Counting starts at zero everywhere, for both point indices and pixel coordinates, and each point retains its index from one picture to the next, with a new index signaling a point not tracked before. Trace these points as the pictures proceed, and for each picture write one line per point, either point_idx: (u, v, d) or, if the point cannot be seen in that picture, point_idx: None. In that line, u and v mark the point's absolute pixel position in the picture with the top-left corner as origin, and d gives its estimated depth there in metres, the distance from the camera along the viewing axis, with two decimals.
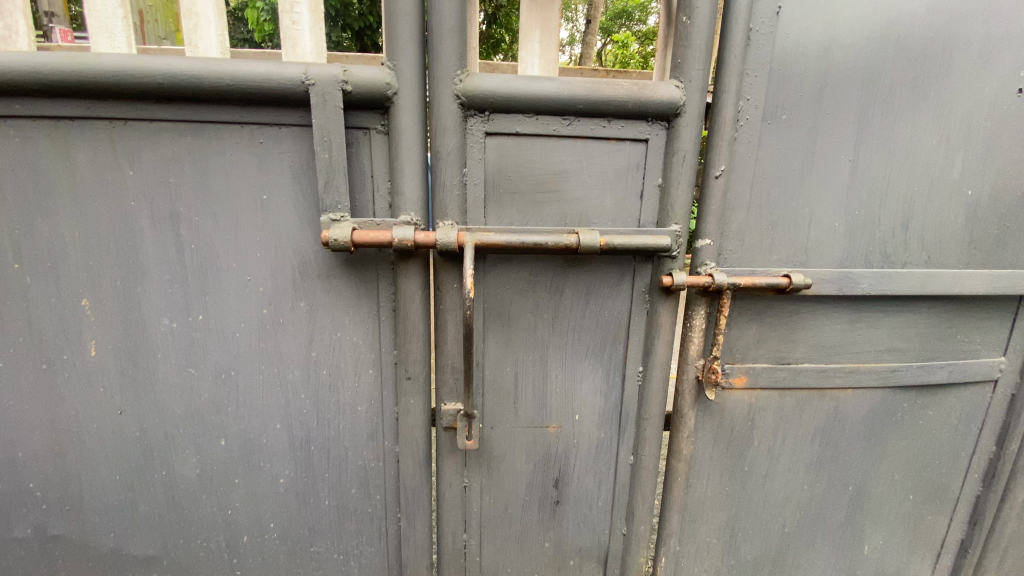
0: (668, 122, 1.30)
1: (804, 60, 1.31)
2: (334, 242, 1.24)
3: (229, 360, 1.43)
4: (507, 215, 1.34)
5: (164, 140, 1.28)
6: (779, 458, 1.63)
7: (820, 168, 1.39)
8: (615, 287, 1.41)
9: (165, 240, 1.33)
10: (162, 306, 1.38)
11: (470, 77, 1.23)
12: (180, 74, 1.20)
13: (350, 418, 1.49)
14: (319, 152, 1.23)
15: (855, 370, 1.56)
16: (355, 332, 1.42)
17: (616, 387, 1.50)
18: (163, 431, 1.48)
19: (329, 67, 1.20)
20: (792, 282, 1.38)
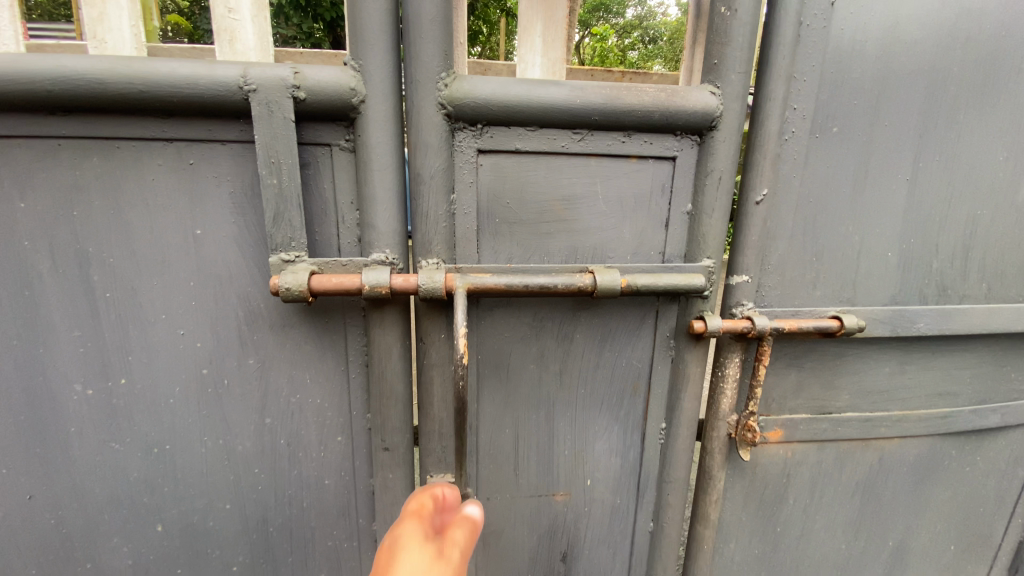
0: (701, 136, 1.07)
1: (861, 62, 1.09)
2: (286, 291, 0.97)
3: (162, 431, 1.15)
4: (505, 251, 1.09)
5: (64, 162, 0.99)
6: (815, 516, 1.43)
7: (873, 189, 1.17)
8: (634, 334, 1.18)
9: (73, 288, 1.05)
10: (73, 369, 1.09)
11: (457, 82, 0.98)
12: (76, 78, 0.91)
13: (316, 494, 1.23)
14: (264, 176, 0.96)
15: (903, 418, 1.36)
16: (319, 393, 1.16)
17: (635, 447, 1.27)
18: (82, 519, 1.19)
19: (275, 69, 0.93)
20: (844, 325, 1.17)
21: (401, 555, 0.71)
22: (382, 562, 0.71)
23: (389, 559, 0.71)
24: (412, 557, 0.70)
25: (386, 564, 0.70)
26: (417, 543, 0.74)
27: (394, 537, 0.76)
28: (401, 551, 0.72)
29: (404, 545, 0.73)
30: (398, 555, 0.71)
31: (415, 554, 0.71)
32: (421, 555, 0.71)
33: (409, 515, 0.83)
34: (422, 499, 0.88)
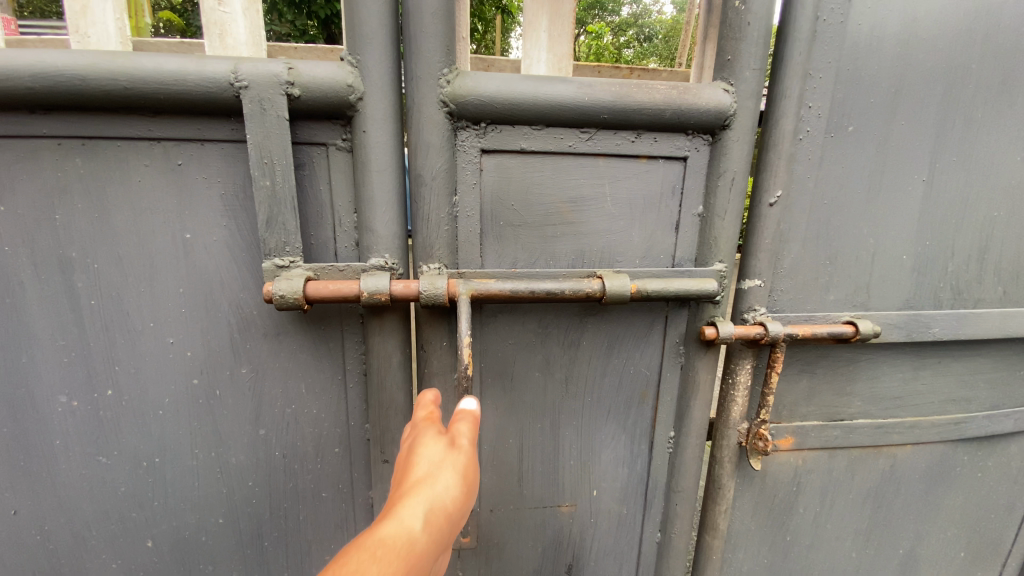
0: (713, 135, 1.03)
1: (879, 58, 1.05)
2: (280, 298, 0.92)
3: (152, 444, 1.10)
4: (509, 255, 1.05)
5: (44, 163, 0.94)
6: (826, 525, 1.40)
7: (890, 191, 1.13)
8: (643, 340, 1.14)
9: (56, 295, 1.00)
10: (56, 380, 1.04)
11: (460, 78, 0.93)
12: (56, 73, 0.86)
13: (313, 506, 1.18)
14: (257, 178, 0.91)
15: (915, 424, 1.33)
16: (316, 403, 1.12)
17: (642, 456, 1.23)
18: (65, 537, 1.13)
19: (268, 65, 0.88)
20: (859, 331, 1.14)
21: (418, 450, 0.76)
22: (402, 459, 0.77)
23: (408, 455, 0.77)
24: (427, 450, 0.76)
25: (406, 460, 0.76)
26: (431, 438, 0.78)
27: (412, 437, 0.81)
28: (418, 447, 0.77)
29: (420, 441, 0.78)
30: (415, 451, 0.77)
31: (430, 447, 0.76)
32: (436, 447, 0.76)
33: (421, 416, 0.86)
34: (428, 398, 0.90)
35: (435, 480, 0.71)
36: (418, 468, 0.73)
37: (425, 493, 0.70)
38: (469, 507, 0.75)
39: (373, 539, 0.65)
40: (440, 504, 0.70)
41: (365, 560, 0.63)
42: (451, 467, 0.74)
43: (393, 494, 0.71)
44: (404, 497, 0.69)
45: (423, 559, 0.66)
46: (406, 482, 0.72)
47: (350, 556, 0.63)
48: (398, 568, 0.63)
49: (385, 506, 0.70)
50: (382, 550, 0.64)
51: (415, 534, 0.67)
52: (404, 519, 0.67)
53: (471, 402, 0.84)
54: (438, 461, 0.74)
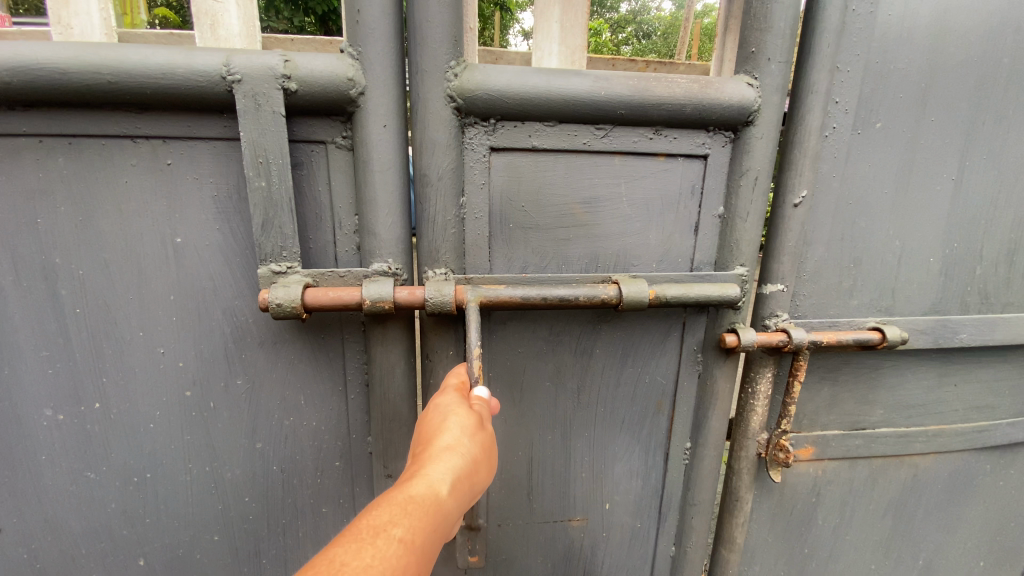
0: (735, 132, 0.97)
1: (910, 51, 1.00)
2: (276, 306, 0.86)
3: (143, 459, 1.04)
4: (519, 260, 0.99)
5: (24, 163, 0.88)
6: (845, 536, 1.34)
7: (919, 190, 1.08)
8: (659, 348, 1.08)
9: (39, 303, 0.94)
10: (41, 393, 0.98)
11: (468, 71, 0.88)
12: (33, 66, 0.79)
13: (313, 523, 1.13)
14: (251, 179, 0.85)
15: (939, 433, 1.28)
16: (315, 415, 1.06)
17: (657, 468, 1.18)
18: (50, 559, 1.07)
19: (263, 57, 0.82)
20: (886, 337, 1.09)
21: (447, 414, 0.74)
22: (427, 420, 0.74)
23: (435, 417, 0.74)
24: (456, 417, 0.73)
25: (434, 421, 0.73)
26: (459, 406, 0.75)
27: (439, 401, 0.78)
28: (446, 411, 0.74)
29: (448, 406, 0.75)
30: (443, 415, 0.73)
31: (459, 413, 0.74)
32: (464, 415, 0.74)
33: (451, 384, 0.83)
34: (459, 370, 0.87)
35: (465, 447, 0.68)
36: (447, 434, 0.69)
37: (454, 458, 0.67)
38: (490, 474, 0.74)
39: (404, 495, 0.63)
40: (468, 469, 0.68)
41: (395, 513, 0.62)
42: (479, 436, 0.72)
43: (421, 454, 0.68)
44: (434, 459, 0.66)
45: (449, 518, 0.66)
46: (435, 445, 0.68)
47: (380, 509, 0.62)
48: (426, 523, 0.63)
49: (414, 465, 0.67)
50: (413, 506, 0.63)
51: (444, 495, 0.65)
52: (434, 480, 0.64)
53: (485, 389, 0.78)
54: (467, 428, 0.71)
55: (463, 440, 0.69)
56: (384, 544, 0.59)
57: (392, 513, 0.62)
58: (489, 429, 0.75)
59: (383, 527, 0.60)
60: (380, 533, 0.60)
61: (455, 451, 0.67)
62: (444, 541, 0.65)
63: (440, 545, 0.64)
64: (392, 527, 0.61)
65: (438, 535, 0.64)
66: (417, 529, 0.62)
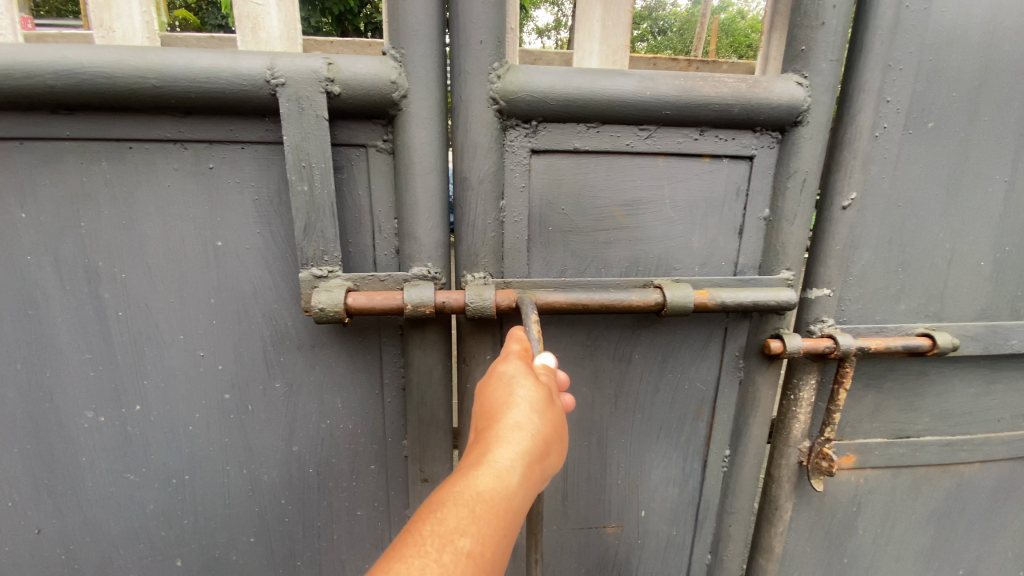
0: (783, 132, 0.95)
1: (965, 47, 0.96)
2: (320, 311, 0.86)
3: (182, 461, 1.05)
4: (559, 263, 0.98)
5: (68, 168, 0.88)
6: (886, 547, 1.30)
7: (972, 191, 1.04)
8: (699, 354, 1.06)
9: (82, 306, 0.94)
10: (83, 395, 0.99)
11: (511, 72, 0.86)
12: (80, 72, 0.80)
13: (347, 526, 1.12)
14: (294, 182, 0.85)
15: (986, 441, 1.24)
16: (351, 419, 1.06)
17: (695, 475, 1.16)
18: (91, 558, 1.08)
19: (306, 60, 0.82)
20: (937, 345, 1.06)
21: (512, 389, 0.69)
22: (491, 393, 0.70)
23: (500, 390, 0.70)
24: (523, 393, 0.68)
25: (498, 395, 0.69)
26: (524, 379, 0.70)
27: (502, 371, 0.72)
28: (511, 385, 0.69)
29: (513, 380, 0.70)
30: (509, 388, 0.69)
31: (526, 388, 0.69)
32: (532, 389, 0.69)
33: (513, 352, 0.76)
34: (519, 334, 0.81)
35: (530, 431, 0.65)
36: (514, 411, 0.66)
37: (521, 442, 0.64)
38: (560, 454, 0.70)
39: (470, 494, 0.60)
40: (535, 456, 0.65)
41: (462, 518, 0.59)
42: (548, 416, 0.67)
43: (485, 438, 0.65)
44: (499, 444, 0.64)
45: (517, 513, 0.63)
46: (500, 425, 0.65)
47: (447, 513, 0.59)
48: (493, 528, 0.60)
49: (478, 450, 0.64)
50: (480, 508, 0.60)
51: (512, 491, 0.62)
52: (501, 470, 0.62)
53: (550, 357, 0.76)
54: (535, 407, 0.67)
55: (531, 420, 0.66)
56: (451, 560, 0.55)
57: (459, 517, 0.59)
58: (558, 406, 0.70)
59: (450, 537, 0.57)
60: (448, 544, 0.56)
61: (522, 432, 0.65)
62: (514, 539, 0.62)
63: (511, 542, 0.62)
64: (459, 537, 0.57)
65: (508, 534, 0.61)
66: (486, 536, 0.59)
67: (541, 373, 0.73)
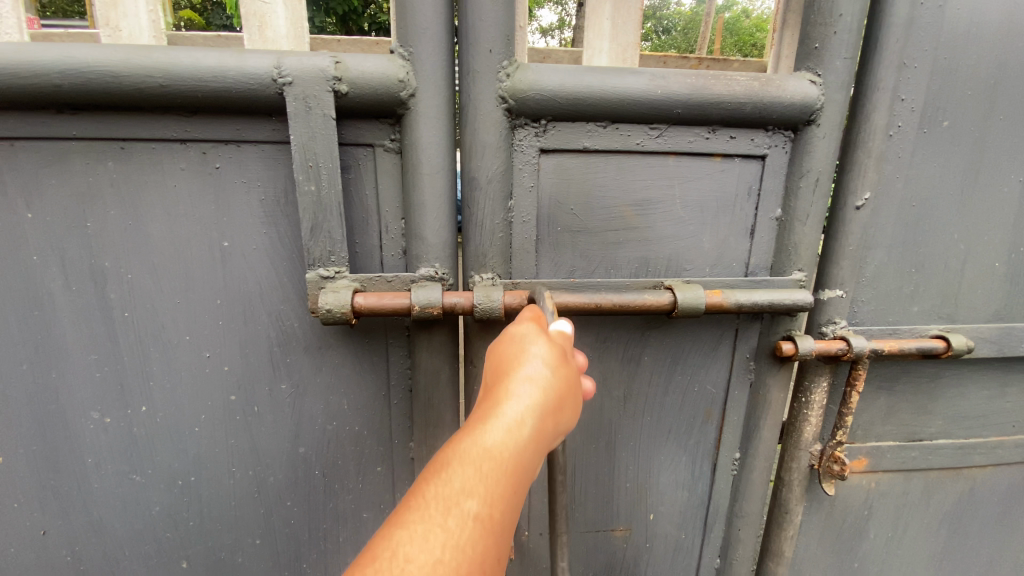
0: (795, 131, 0.93)
1: (982, 45, 0.95)
2: (327, 312, 0.85)
3: (187, 462, 1.04)
4: (567, 264, 0.96)
5: (74, 168, 0.88)
6: (897, 552, 1.29)
7: (987, 191, 1.02)
8: (709, 357, 1.05)
9: (88, 306, 0.94)
10: (89, 395, 0.98)
11: (520, 70, 0.85)
12: (86, 71, 0.79)
13: (353, 528, 1.12)
14: (301, 182, 0.84)
15: (999, 445, 1.22)
16: (358, 420, 1.05)
17: (704, 478, 1.14)
18: (96, 559, 1.07)
19: (313, 59, 0.81)
20: (952, 347, 1.05)
21: (523, 347, 0.68)
22: (503, 351, 0.68)
23: (512, 348, 0.68)
24: (533, 352, 0.67)
25: (509, 353, 0.68)
26: (535, 338, 0.68)
27: (514, 332, 0.70)
28: (522, 344, 0.68)
29: (524, 339, 0.68)
30: (520, 347, 0.68)
31: (538, 346, 0.67)
32: (543, 349, 0.67)
33: (527, 316, 0.75)
34: (533, 308, 0.79)
35: (539, 389, 0.64)
36: (524, 369, 0.65)
37: (532, 398, 0.63)
38: (575, 411, 0.68)
39: (476, 454, 0.59)
40: (546, 413, 0.63)
41: (468, 479, 0.58)
42: (560, 373, 0.66)
43: (495, 393, 0.64)
44: (508, 399, 0.63)
45: (526, 472, 0.62)
46: (509, 383, 0.64)
47: (452, 474, 0.58)
48: (501, 489, 0.59)
49: (487, 407, 0.63)
50: (487, 467, 0.59)
51: (520, 449, 0.61)
52: (511, 425, 0.61)
53: (567, 323, 0.73)
54: (547, 364, 0.66)
55: (541, 379, 0.64)
56: (456, 524, 0.56)
57: (465, 477, 0.58)
58: (570, 366, 0.68)
59: (455, 500, 0.57)
60: (452, 506, 0.56)
61: (532, 387, 0.64)
62: (523, 498, 0.62)
63: (520, 501, 0.61)
64: (464, 500, 0.57)
65: (517, 493, 0.61)
66: (493, 496, 0.59)
67: (556, 337, 0.71)
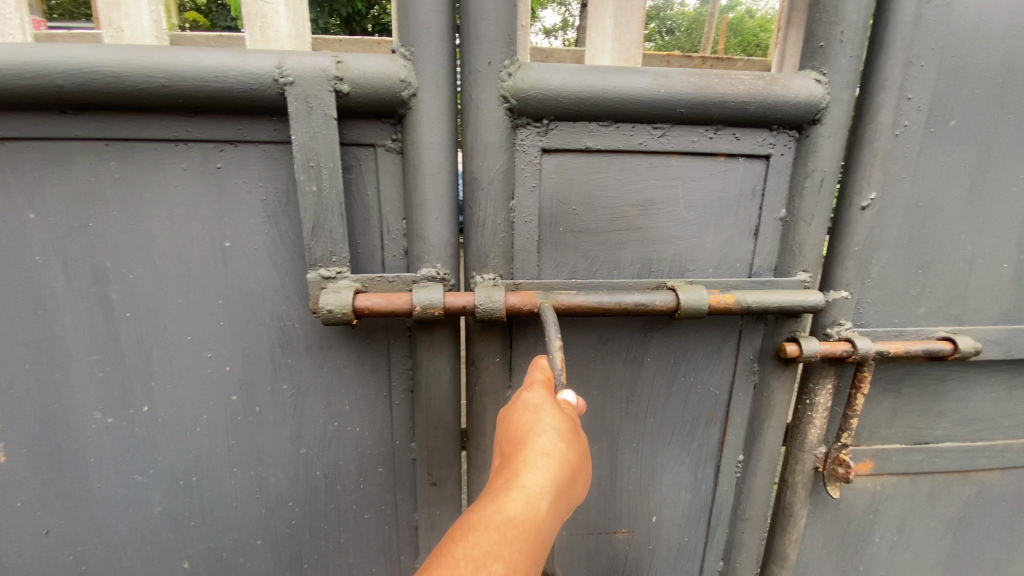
0: (800, 131, 0.93)
1: (990, 44, 0.93)
2: (328, 313, 0.85)
3: (189, 462, 1.04)
4: (569, 264, 0.96)
5: (76, 167, 0.88)
6: (903, 556, 1.27)
7: (995, 192, 1.01)
8: (713, 358, 1.04)
9: (90, 307, 0.94)
10: (91, 396, 0.99)
11: (522, 70, 0.85)
12: (87, 71, 0.79)
13: (354, 528, 1.11)
14: (303, 183, 0.84)
15: (1006, 448, 1.21)
16: (359, 421, 1.04)
17: (707, 481, 1.14)
18: (98, 559, 1.07)
19: (315, 59, 0.81)
20: (959, 349, 1.03)
21: (539, 415, 0.68)
22: (516, 419, 0.69)
23: (526, 417, 0.69)
24: (549, 419, 0.67)
25: (525, 422, 0.68)
26: (549, 406, 0.70)
27: (527, 399, 0.72)
28: (537, 412, 0.69)
29: (538, 407, 0.69)
30: (534, 415, 0.69)
31: (551, 416, 0.68)
32: (557, 418, 0.68)
33: (537, 380, 0.76)
34: (542, 364, 0.80)
35: (557, 455, 0.63)
36: (542, 436, 0.65)
37: (552, 466, 0.62)
38: (587, 483, 0.67)
39: (499, 520, 0.58)
40: (565, 480, 0.63)
41: (493, 545, 0.57)
42: (577, 445, 0.66)
43: (513, 461, 0.63)
44: (529, 467, 0.61)
45: (546, 542, 0.60)
46: (528, 449, 0.63)
47: (479, 537, 0.57)
48: (523, 556, 0.57)
49: (507, 474, 0.62)
50: (511, 533, 0.57)
51: (542, 517, 0.59)
52: (533, 493, 0.60)
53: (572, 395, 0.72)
54: (563, 433, 0.66)
55: (559, 445, 0.64)
56: None
57: (490, 542, 0.57)
58: (584, 436, 0.69)
59: (482, 562, 0.56)
60: (478, 571, 0.55)
61: (551, 458, 0.63)
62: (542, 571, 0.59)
63: (542, 574, 0.59)
64: (492, 561, 0.56)
65: (538, 565, 0.58)
66: (517, 565, 0.56)
67: (567, 403, 0.72)
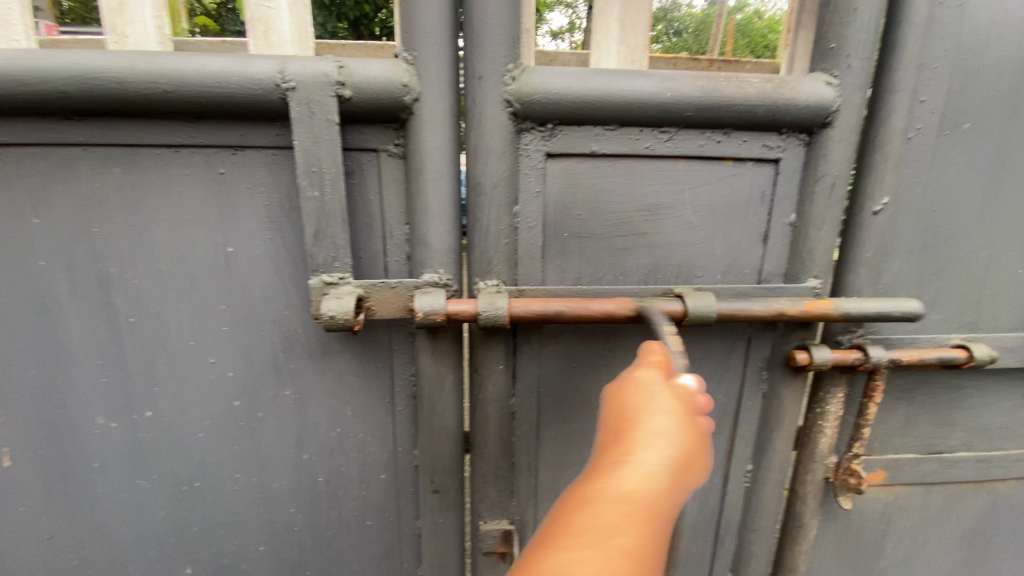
0: (810, 134, 0.91)
1: (1006, 44, 0.91)
2: (329, 318, 0.84)
3: (192, 468, 1.04)
4: (574, 271, 0.94)
5: (80, 173, 0.88)
6: (916, 568, 1.24)
7: (1010, 196, 0.99)
8: (721, 366, 1.02)
9: (93, 312, 0.94)
10: (95, 400, 0.98)
11: (526, 74, 0.84)
12: (89, 77, 0.79)
13: (356, 535, 1.10)
14: (305, 188, 0.83)
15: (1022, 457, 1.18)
16: (362, 427, 1.04)
17: (715, 490, 1.11)
18: (102, 564, 1.07)
19: (317, 63, 0.80)
20: (974, 357, 1.01)
21: (652, 393, 0.64)
22: (626, 393, 0.66)
23: (637, 393, 0.65)
24: (661, 399, 0.63)
25: (637, 397, 0.64)
26: (664, 386, 0.65)
27: (638, 376, 0.67)
28: (649, 390, 0.64)
29: (651, 386, 0.65)
30: (646, 393, 0.64)
31: (665, 395, 0.63)
32: (672, 397, 0.63)
33: (653, 359, 0.70)
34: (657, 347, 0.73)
35: (671, 437, 0.60)
36: (654, 416, 0.61)
37: (665, 447, 0.59)
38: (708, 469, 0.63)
39: (616, 497, 0.56)
40: (681, 463, 0.59)
41: (611, 521, 0.55)
42: (692, 429, 0.62)
43: (625, 439, 0.61)
44: (642, 447, 0.59)
45: (666, 524, 0.57)
46: (640, 429, 0.61)
47: (595, 512, 0.56)
48: (645, 535, 0.55)
49: (620, 451, 0.60)
50: (628, 511, 0.56)
51: (658, 497, 0.57)
52: (648, 474, 0.58)
53: (690, 378, 0.65)
54: (677, 416, 0.62)
55: (674, 427, 0.60)
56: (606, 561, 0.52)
57: (611, 517, 0.55)
58: (701, 421, 0.63)
59: (602, 538, 0.54)
60: (604, 544, 0.53)
61: (666, 438, 0.60)
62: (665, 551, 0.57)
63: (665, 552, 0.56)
64: (612, 539, 0.54)
65: (661, 543, 0.56)
66: (640, 542, 0.55)
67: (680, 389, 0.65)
